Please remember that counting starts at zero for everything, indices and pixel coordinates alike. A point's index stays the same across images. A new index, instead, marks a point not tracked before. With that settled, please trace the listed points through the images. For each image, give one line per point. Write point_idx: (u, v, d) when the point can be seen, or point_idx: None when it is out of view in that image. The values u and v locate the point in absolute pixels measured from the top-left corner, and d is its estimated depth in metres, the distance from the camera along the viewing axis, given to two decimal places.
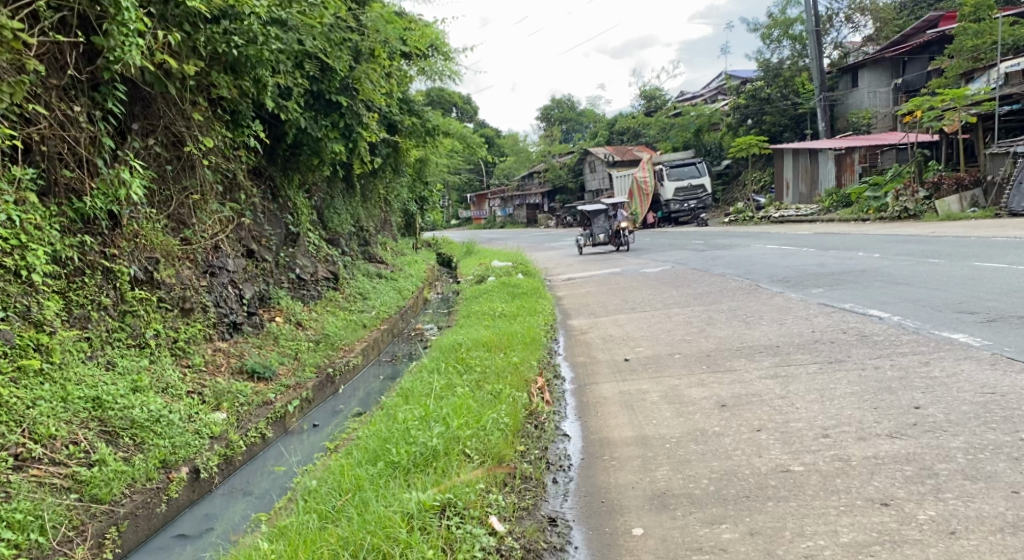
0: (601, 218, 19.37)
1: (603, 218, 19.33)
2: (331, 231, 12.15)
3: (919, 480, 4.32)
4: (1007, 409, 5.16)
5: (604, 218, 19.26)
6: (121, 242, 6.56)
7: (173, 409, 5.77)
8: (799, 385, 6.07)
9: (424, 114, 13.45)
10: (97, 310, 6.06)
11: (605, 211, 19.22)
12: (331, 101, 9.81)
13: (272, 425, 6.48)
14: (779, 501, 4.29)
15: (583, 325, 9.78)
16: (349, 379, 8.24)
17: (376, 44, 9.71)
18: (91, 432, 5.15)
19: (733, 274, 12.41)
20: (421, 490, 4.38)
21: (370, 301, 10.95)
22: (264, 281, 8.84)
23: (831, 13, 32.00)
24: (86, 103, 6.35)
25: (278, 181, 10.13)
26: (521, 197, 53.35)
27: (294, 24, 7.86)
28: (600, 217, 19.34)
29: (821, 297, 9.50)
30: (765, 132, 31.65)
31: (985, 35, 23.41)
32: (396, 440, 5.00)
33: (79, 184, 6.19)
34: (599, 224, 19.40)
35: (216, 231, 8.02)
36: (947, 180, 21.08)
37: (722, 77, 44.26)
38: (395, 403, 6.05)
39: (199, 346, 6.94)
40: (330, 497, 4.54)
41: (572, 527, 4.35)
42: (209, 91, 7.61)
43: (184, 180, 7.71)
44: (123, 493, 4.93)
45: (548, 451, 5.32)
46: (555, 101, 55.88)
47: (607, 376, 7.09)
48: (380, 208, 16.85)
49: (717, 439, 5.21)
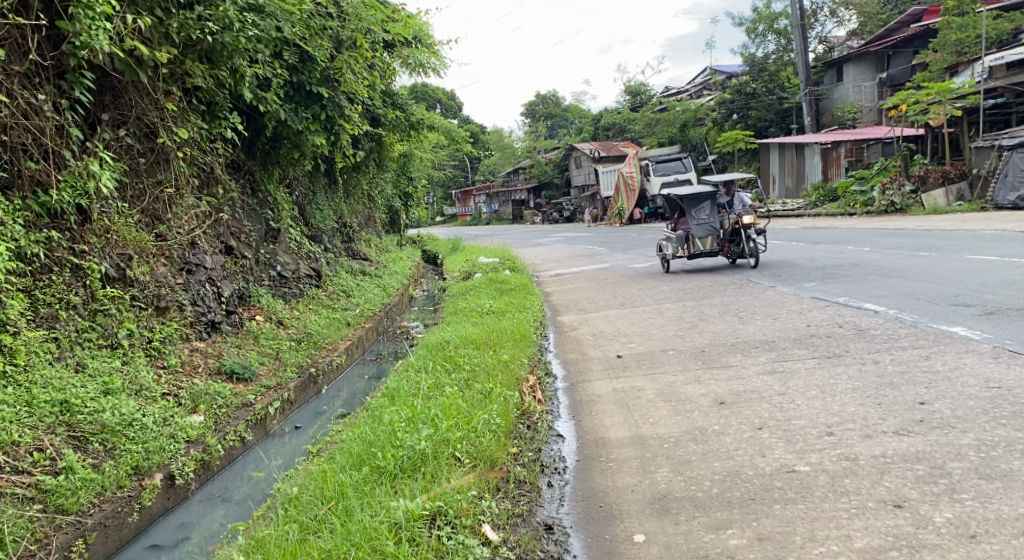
0: (703, 209, 12.07)
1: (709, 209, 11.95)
2: (313, 227, 11.86)
3: (932, 480, 4.12)
4: (1015, 404, 4.98)
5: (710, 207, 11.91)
6: (91, 237, 6.27)
7: (146, 412, 5.50)
8: (798, 381, 5.88)
9: (408, 106, 13.22)
10: (66, 309, 5.79)
11: (714, 197, 11.91)
12: (311, 93, 9.53)
13: (252, 427, 6.23)
14: (786, 504, 4.08)
15: (573, 322, 9.54)
16: (332, 379, 7.98)
17: (357, 33, 9.42)
18: (58, 437, 4.88)
19: (721, 270, 12.14)
20: (408, 498, 4.14)
21: (354, 299, 10.67)
22: (243, 279, 8.55)
23: (815, 8, 31.97)
24: (52, 92, 6.06)
25: (257, 175, 9.83)
26: (506, 194, 52.99)
27: (272, 10, 7.57)
28: (703, 207, 12.01)
29: (815, 292, 9.29)
30: (750, 127, 31.54)
31: (969, 29, 23.35)
32: (380, 443, 4.76)
33: (45, 177, 5.91)
34: (702, 219, 12.01)
35: (193, 227, 7.74)
36: (933, 173, 20.98)
37: (707, 73, 44.19)
38: (381, 404, 5.80)
39: (176, 346, 6.66)
40: (311, 505, 4.29)
41: (569, 534, 4.12)
42: (184, 81, 7.33)
43: (158, 174, 7.42)
44: (91, 503, 4.67)
45: (542, 453, 5.09)
46: (540, 96, 55.74)
47: (600, 373, 6.86)
48: (364, 204, 16.55)
49: (718, 438, 5.00)
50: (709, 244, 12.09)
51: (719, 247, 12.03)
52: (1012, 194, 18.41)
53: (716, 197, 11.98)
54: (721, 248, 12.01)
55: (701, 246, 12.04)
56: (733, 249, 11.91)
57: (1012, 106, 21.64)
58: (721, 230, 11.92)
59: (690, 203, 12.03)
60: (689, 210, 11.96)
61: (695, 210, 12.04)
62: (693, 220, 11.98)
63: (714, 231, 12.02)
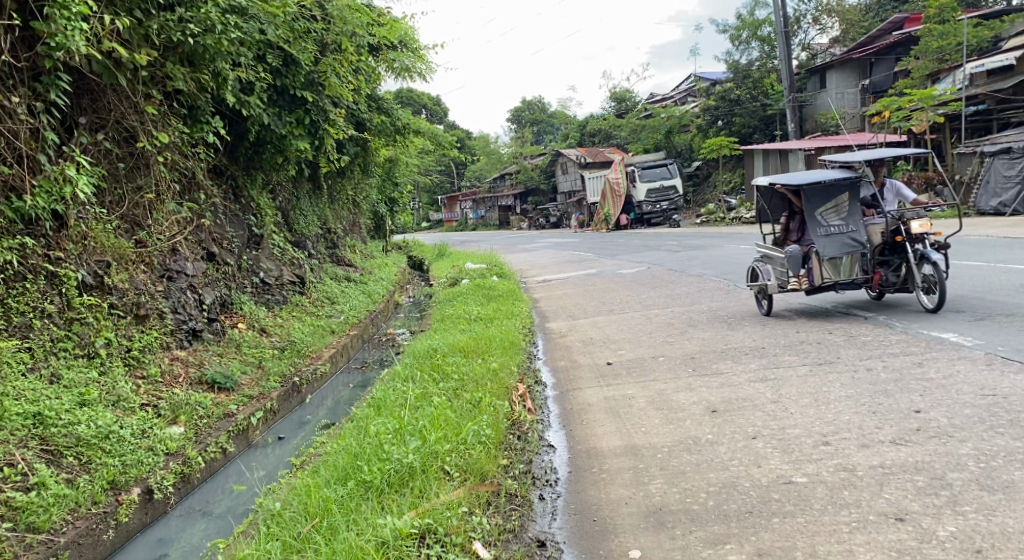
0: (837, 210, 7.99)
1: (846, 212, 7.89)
2: (297, 233, 11.71)
3: (933, 491, 4.04)
4: (1011, 412, 4.90)
5: (846, 208, 7.86)
6: (68, 244, 6.12)
7: (124, 424, 5.34)
8: (791, 389, 5.78)
9: (394, 112, 13.11)
10: (40, 318, 5.63)
11: (853, 190, 7.82)
12: (295, 97, 9.39)
13: (234, 438, 6.09)
14: (785, 517, 3.98)
15: (561, 329, 9.42)
16: (317, 388, 7.83)
17: (341, 36, 9.29)
18: (30, 452, 4.70)
19: (863, 313, 7.97)
20: (396, 515, 4.00)
21: (339, 306, 10.52)
22: (226, 286, 8.38)
23: (798, 16, 32.14)
24: (26, 94, 5.89)
25: (240, 180, 9.66)
26: (492, 200, 52.97)
27: (255, 12, 7.42)
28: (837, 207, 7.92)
29: (833, 306, 8.51)
30: (735, 133, 31.62)
31: (950, 37, 23.49)
32: (367, 456, 4.62)
33: (19, 182, 5.74)
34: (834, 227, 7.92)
35: (174, 233, 7.58)
36: (917, 179, 21.18)
37: (691, 79, 44.37)
38: (367, 415, 5.66)
39: (156, 354, 6.50)
40: (294, 522, 4.15)
41: (562, 550, 4.00)
42: (164, 84, 7.17)
43: (138, 179, 7.25)
44: (64, 520, 4.50)
45: (533, 465, 4.97)
46: (526, 102, 55.82)
47: (589, 381, 6.75)
48: (349, 210, 16.40)
49: (712, 447, 4.90)
50: (847, 268, 7.86)
51: (865, 272, 7.83)
52: (994, 200, 18.56)
53: (859, 191, 7.85)
54: (868, 277, 7.79)
55: (834, 272, 7.84)
56: (887, 278, 7.72)
57: (993, 113, 21.59)
58: (866, 244, 7.77)
59: (813, 200, 7.94)
60: (810, 213, 7.94)
61: (821, 213, 7.92)
62: (819, 228, 7.86)
63: (857, 247, 7.80)
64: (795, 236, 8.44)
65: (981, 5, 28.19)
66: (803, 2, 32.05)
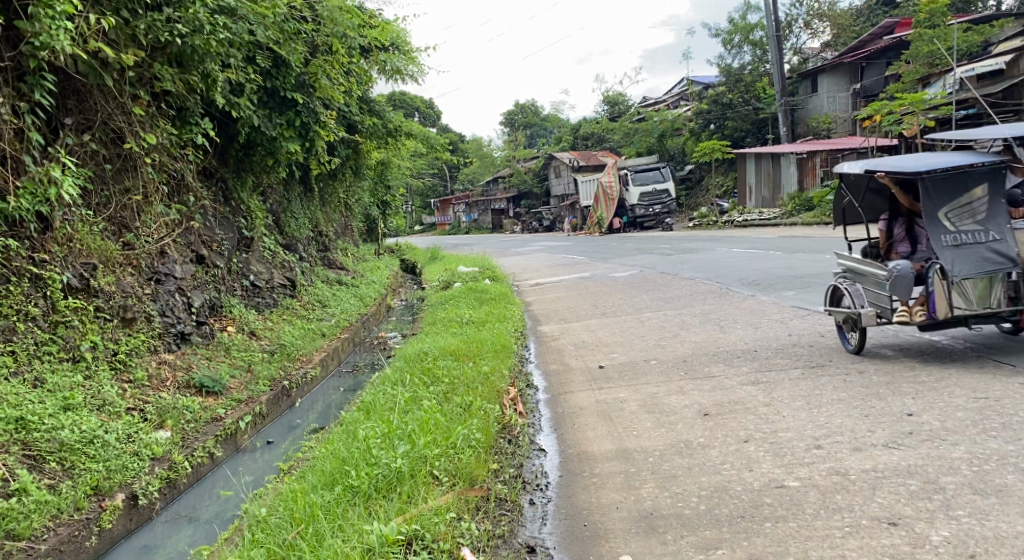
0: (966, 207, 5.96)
1: (983, 212, 5.83)
2: (288, 236, 11.64)
3: (925, 495, 4.01)
4: (1004, 416, 4.88)
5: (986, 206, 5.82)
6: (53, 246, 6.05)
7: (109, 429, 5.27)
8: (783, 392, 5.75)
9: (385, 114, 13.06)
10: (24, 321, 5.55)
11: (993, 182, 5.79)
12: (286, 98, 9.36)
13: (222, 443, 6.03)
14: (777, 521, 3.94)
15: (554, 332, 9.37)
16: (307, 391, 7.76)
17: (332, 37, 9.24)
18: (12, 457, 4.62)
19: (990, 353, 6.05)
20: (383, 521, 3.95)
21: (330, 309, 10.45)
22: (215, 289, 8.30)
23: (790, 20, 32.24)
24: (10, 95, 5.81)
25: (230, 183, 9.59)
26: (485, 203, 52.97)
27: (244, 13, 7.36)
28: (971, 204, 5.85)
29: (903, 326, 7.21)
30: (727, 137, 31.66)
31: (941, 41, 23.58)
32: (355, 460, 4.56)
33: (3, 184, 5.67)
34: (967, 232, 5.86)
35: (163, 235, 7.52)
36: None
37: (683, 83, 44.46)
38: (356, 419, 5.60)
39: (143, 358, 6.43)
40: (279, 528, 4.09)
41: (552, 556, 3.95)
42: (152, 85, 7.11)
43: (125, 181, 7.19)
44: (45, 527, 4.42)
45: (523, 469, 4.92)
46: (519, 105, 55.87)
47: (581, 384, 6.71)
48: (341, 213, 16.34)
49: (703, 451, 4.86)
50: (984, 293, 5.77)
51: (1012, 300, 5.78)
52: None
53: (1002, 184, 5.80)
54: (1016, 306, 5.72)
55: (967, 300, 5.79)
56: None
57: (983, 116, 21.66)
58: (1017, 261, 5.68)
59: (936, 196, 5.88)
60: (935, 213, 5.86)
61: (950, 214, 5.85)
62: (948, 236, 5.81)
63: (1004, 263, 5.71)
64: (903, 248, 6.40)
65: (972, 10, 28.31)
66: (795, 6, 32.14)
